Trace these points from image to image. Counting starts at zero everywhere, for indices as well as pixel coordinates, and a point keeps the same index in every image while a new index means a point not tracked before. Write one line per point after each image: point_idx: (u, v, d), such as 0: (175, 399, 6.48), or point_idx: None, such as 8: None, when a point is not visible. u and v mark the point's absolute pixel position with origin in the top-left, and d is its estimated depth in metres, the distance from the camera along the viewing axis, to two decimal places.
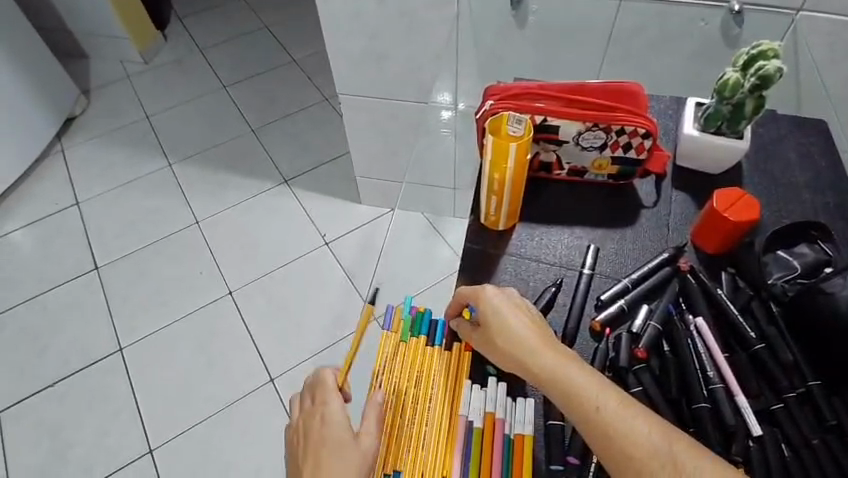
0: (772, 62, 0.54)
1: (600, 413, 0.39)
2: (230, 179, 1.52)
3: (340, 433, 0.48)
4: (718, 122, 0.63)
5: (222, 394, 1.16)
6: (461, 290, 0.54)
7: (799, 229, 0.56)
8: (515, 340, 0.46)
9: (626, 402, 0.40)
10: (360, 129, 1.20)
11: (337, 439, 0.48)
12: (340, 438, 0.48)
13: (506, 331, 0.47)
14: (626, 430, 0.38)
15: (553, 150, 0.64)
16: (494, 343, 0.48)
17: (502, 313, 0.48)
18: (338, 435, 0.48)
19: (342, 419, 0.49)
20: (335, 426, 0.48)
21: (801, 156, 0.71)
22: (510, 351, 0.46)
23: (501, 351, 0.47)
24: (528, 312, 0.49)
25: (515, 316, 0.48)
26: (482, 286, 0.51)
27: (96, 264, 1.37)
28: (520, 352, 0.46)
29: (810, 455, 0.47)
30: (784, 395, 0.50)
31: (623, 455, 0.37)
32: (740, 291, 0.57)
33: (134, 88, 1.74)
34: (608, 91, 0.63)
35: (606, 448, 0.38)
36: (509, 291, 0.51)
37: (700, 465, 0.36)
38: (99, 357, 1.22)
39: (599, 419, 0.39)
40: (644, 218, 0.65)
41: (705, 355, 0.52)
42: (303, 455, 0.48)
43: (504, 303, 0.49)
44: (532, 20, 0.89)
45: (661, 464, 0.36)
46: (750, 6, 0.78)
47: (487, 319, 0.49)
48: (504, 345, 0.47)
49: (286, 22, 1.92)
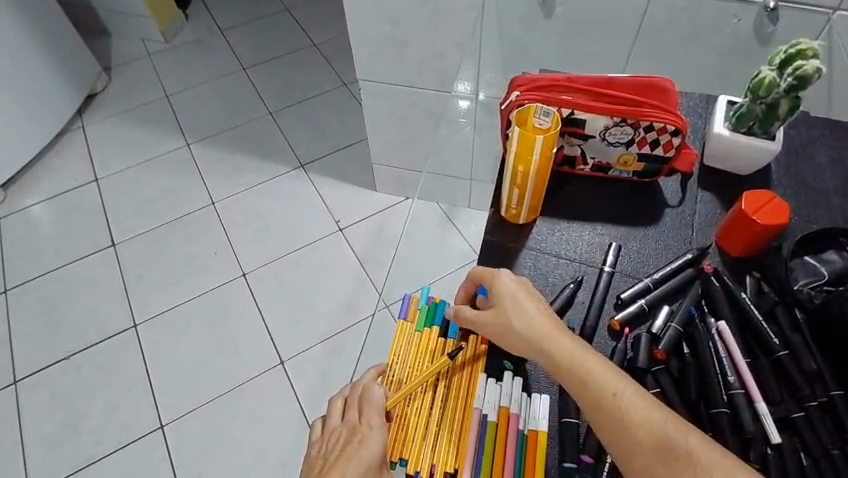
0: (810, 62, 0.52)
1: (613, 404, 0.39)
2: (247, 161, 1.52)
3: (372, 458, 0.47)
4: (749, 122, 0.62)
5: (233, 374, 1.17)
6: (474, 272, 0.52)
7: (827, 236, 0.55)
8: (527, 326, 0.46)
9: (641, 394, 0.39)
10: (378, 117, 1.20)
11: (368, 465, 0.47)
12: (372, 463, 0.47)
13: (517, 316, 0.46)
14: (641, 424, 0.38)
15: (578, 144, 0.63)
16: (502, 328, 0.47)
17: (516, 305, 0.47)
18: (368, 459, 0.47)
19: (378, 451, 0.48)
20: (369, 453, 0.47)
21: (832, 160, 0.69)
22: (522, 337, 0.46)
23: (511, 336, 0.47)
24: (542, 302, 0.48)
25: (529, 308, 0.47)
26: (494, 276, 0.50)
27: (114, 241, 1.38)
28: (531, 338, 0.45)
29: (830, 465, 0.46)
30: (805, 403, 0.49)
31: (635, 449, 0.37)
32: (764, 295, 0.56)
33: (155, 67, 1.75)
34: (638, 87, 0.62)
35: (618, 439, 0.38)
36: (522, 280, 0.49)
37: (719, 461, 0.35)
38: (114, 333, 1.23)
39: (613, 411, 0.39)
40: (668, 217, 0.64)
41: (726, 358, 0.51)
42: (333, 468, 0.48)
43: (518, 294, 0.48)
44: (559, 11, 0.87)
45: (675, 458, 0.36)
46: (785, 4, 0.75)
47: (499, 302, 0.48)
48: (514, 331, 0.46)
49: (306, 6, 1.91)
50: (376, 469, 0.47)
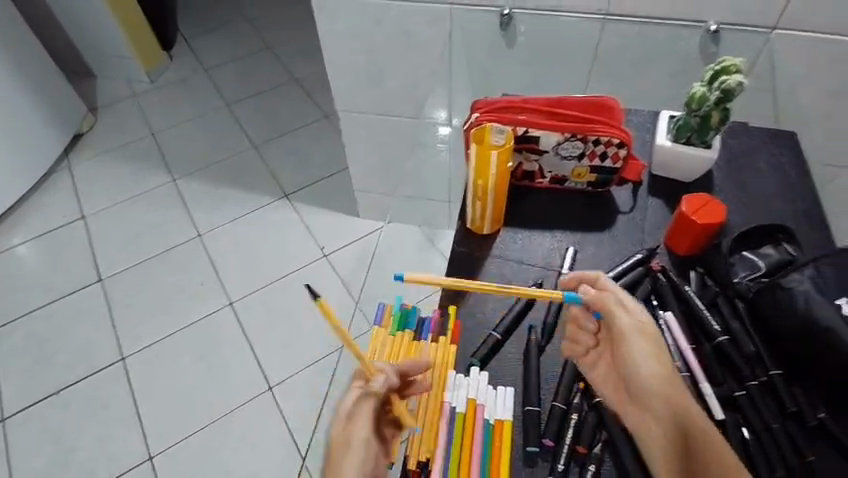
0: (734, 77, 0.59)
1: (667, 435, 0.44)
2: (232, 194, 1.57)
3: (347, 430, 0.46)
4: (688, 133, 0.68)
5: (223, 401, 1.19)
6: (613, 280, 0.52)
7: (768, 233, 0.62)
8: (648, 336, 0.48)
9: (707, 438, 0.42)
10: (358, 144, 1.25)
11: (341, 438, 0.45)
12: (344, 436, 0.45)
13: (650, 332, 0.48)
14: (688, 425, 0.43)
15: (535, 159, 0.69)
16: (621, 329, 0.49)
17: (621, 331, 0.48)
18: (343, 432, 0.46)
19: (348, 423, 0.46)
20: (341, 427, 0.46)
21: (771, 167, 0.76)
22: (638, 345, 0.47)
23: (627, 335, 0.48)
24: (651, 334, 0.48)
25: (637, 339, 0.48)
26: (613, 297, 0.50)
27: (101, 276, 1.41)
28: (647, 349, 0.47)
29: (770, 438, 0.51)
30: (746, 383, 0.54)
31: (668, 440, 0.44)
32: (707, 287, 0.61)
33: (140, 106, 1.80)
34: (586, 105, 0.68)
35: (657, 430, 0.45)
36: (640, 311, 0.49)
37: None
38: (102, 366, 1.25)
39: (665, 442, 0.44)
40: (621, 222, 0.69)
41: (673, 347, 0.56)
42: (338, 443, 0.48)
43: (627, 324, 0.48)
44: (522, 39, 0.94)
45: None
46: (726, 26, 0.84)
47: (632, 321, 0.49)
48: (636, 339, 0.48)
49: (288, 43, 1.99)
50: (349, 443, 0.45)
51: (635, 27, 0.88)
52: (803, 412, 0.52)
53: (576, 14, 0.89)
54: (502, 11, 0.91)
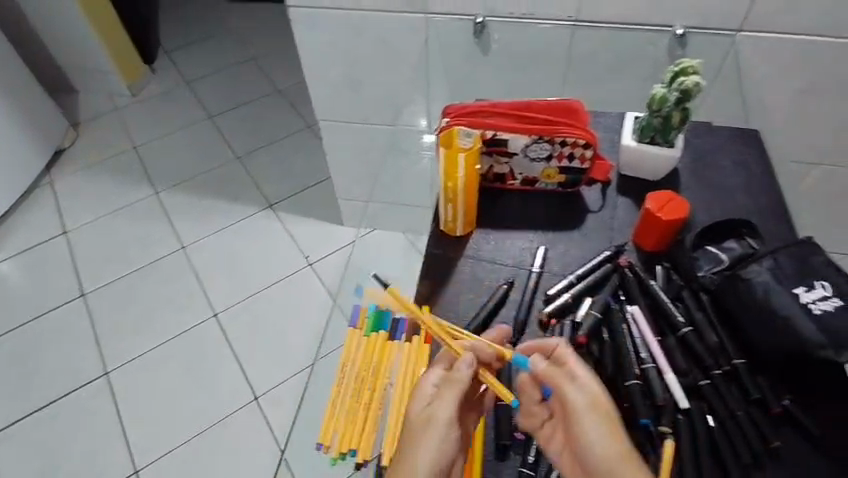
0: (691, 78, 0.62)
1: None
2: (216, 205, 1.57)
3: (426, 406, 0.46)
4: (651, 133, 0.70)
5: (209, 412, 1.19)
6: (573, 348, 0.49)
7: (732, 227, 0.64)
8: (600, 411, 0.44)
9: None
10: (339, 152, 1.27)
11: (423, 412, 0.46)
12: (426, 412, 0.46)
13: (605, 408, 0.44)
14: None
15: (505, 162, 0.71)
16: (574, 404, 0.45)
17: (573, 405, 0.45)
18: (422, 407, 0.46)
19: (424, 401, 0.47)
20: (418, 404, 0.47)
21: (736, 164, 0.78)
22: (591, 422, 0.43)
23: (579, 411, 0.44)
24: (604, 408, 0.44)
25: (589, 416, 0.44)
26: (564, 370, 0.47)
27: (84, 291, 1.40)
28: (602, 428, 0.43)
29: (735, 425, 0.52)
30: (710, 373, 0.55)
31: None
32: (672, 281, 0.63)
33: (123, 120, 1.80)
34: (552, 108, 0.70)
35: None
36: (593, 381, 0.46)
37: None
38: (86, 380, 1.24)
39: None
40: (590, 221, 0.71)
41: (639, 339, 0.57)
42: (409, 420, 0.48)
43: (578, 398, 0.45)
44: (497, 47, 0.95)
45: None
46: (693, 30, 0.87)
47: (585, 395, 0.45)
48: (588, 415, 0.44)
49: (271, 54, 2.01)
50: (430, 419, 0.45)
51: (606, 30, 0.90)
52: (767, 399, 0.53)
53: (548, 20, 0.91)
54: (474, 20, 0.93)
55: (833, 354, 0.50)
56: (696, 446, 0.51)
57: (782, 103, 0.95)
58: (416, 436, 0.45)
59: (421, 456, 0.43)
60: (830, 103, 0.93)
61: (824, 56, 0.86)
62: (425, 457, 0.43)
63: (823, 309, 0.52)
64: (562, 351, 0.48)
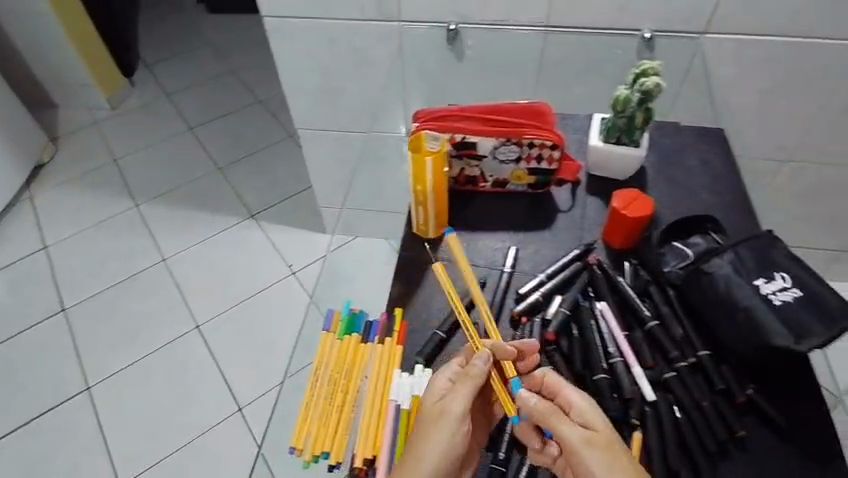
0: (651, 78, 0.63)
1: None
2: (197, 216, 1.57)
3: (436, 402, 0.50)
4: (617, 133, 0.72)
5: (192, 424, 1.18)
6: (557, 379, 0.51)
7: (698, 223, 0.65)
8: (597, 444, 0.46)
9: None
10: (319, 161, 1.27)
11: (433, 406, 0.50)
12: (436, 407, 0.50)
13: (602, 438, 0.46)
14: None
15: (475, 165, 0.72)
16: (571, 443, 0.46)
17: (572, 446, 0.46)
18: (432, 403, 0.50)
19: (435, 397, 0.51)
20: (430, 401, 0.50)
21: (702, 162, 0.80)
22: (591, 458, 0.45)
23: (578, 450, 0.46)
24: (599, 440, 0.46)
25: (589, 452, 0.45)
26: (552, 412, 0.48)
27: (65, 306, 1.39)
28: (603, 461, 0.45)
29: (700, 415, 0.53)
30: (676, 365, 0.56)
31: None
32: (639, 277, 0.64)
33: (102, 133, 1.79)
34: (520, 110, 0.72)
35: None
36: (583, 414, 0.48)
37: None
38: (68, 396, 1.23)
39: None
40: (561, 220, 0.73)
41: (607, 335, 0.59)
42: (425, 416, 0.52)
43: (575, 438, 0.46)
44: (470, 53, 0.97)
45: None
46: (659, 34, 0.89)
47: (581, 432, 0.46)
48: (587, 451, 0.45)
49: (251, 65, 2.01)
50: (439, 414, 0.49)
51: (575, 35, 0.92)
52: (731, 389, 0.55)
53: (520, 26, 0.93)
54: (447, 27, 0.94)
55: (793, 342, 0.51)
56: (663, 437, 0.52)
57: (749, 103, 0.97)
58: (428, 425, 0.49)
59: (430, 444, 0.48)
60: (795, 102, 0.95)
61: (787, 56, 0.88)
62: (434, 446, 0.47)
63: (783, 300, 0.54)
64: (551, 382, 0.51)
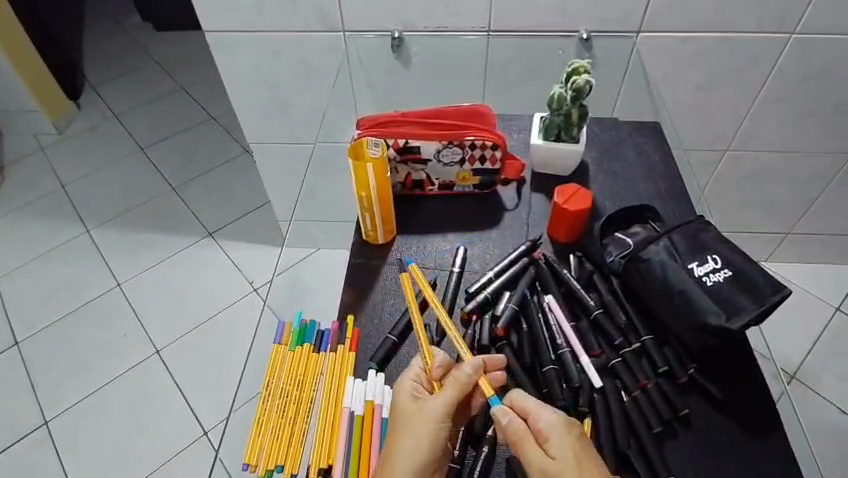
0: (582, 76, 0.66)
1: None
2: (153, 237, 1.53)
3: (411, 405, 0.50)
4: (556, 130, 0.74)
5: (156, 452, 1.15)
6: (525, 400, 0.49)
7: (638, 213, 0.67)
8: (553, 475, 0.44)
9: None
10: (274, 174, 1.26)
11: (410, 412, 0.49)
12: (412, 410, 0.49)
13: (560, 469, 0.44)
14: None
15: (421, 169, 0.73)
16: (532, 471, 0.45)
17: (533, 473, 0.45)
18: (408, 406, 0.49)
19: (409, 402, 0.50)
20: (405, 406, 0.50)
21: (639, 154, 0.83)
22: None
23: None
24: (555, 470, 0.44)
25: None
26: (518, 436, 0.47)
27: (16, 340, 1.33)
28: None
29: (645, 397, 0.56)
30: (621, 350, 0.59)
31: None
32: (583, 268, 0.66)
33: (49, 159, 1.73)
34: (461, 114, 0.74)
35: None
36: (551, 436, 0.46)
37: None
38: (23, 434, 1.18)
39: None
40: (507, 218, 0.74)
41: (555, 326, 0.60)
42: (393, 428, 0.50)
43: (535, 466, 0.45)
44: (416, 60, 0.97)
45: None
46: (595, 34, 0.91)
47: (541, 461, 0.45)
48: None
49: (201, 82, 1.98)
50: (419, 415, 0.48)
51: (517, 39, 0.93)
52: (673, 370, 0.57)
53: (462, 31, 0.94)
54: (392, 34, 0.94)
55: (725, 320, 0.54)
56: (611, 423, 0.54)
57: (686, 96, 1.01)
58: (405, 424, 0.48)
59: (405, 443, 0.47)
60: (728, 94, 0.99)
61: (717, 50, 0.92)
62: (410, 445, 0.47)
63: (715, 281, 0.56)
64: (520, 403, 0.49)
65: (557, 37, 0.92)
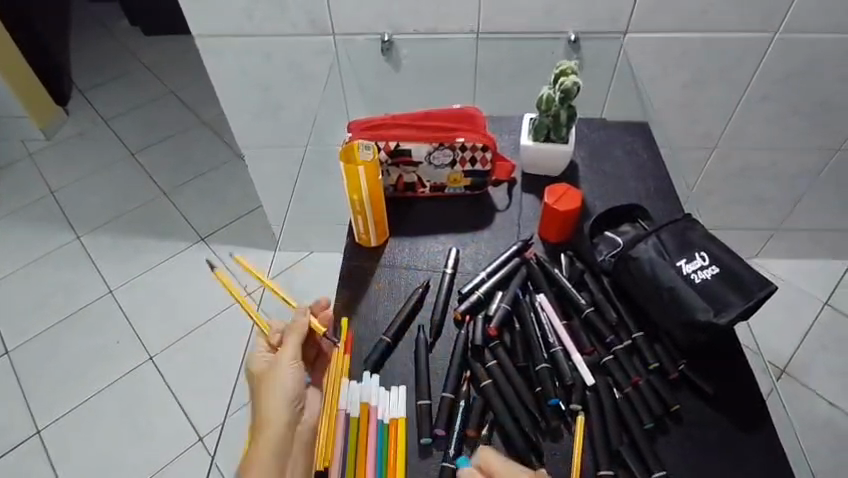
0: (569, 78, 0.67)
1: None
2: (145, 242, 1.53)
3: (274, 387, 0.62)
4: (546, 132, 0.74)
5: (150, 460, 1.14)
6: (489, 456, 0.50)
7: (627, 212, 0.68)
8: None
9: None
10: (266, 178, 1.26)
11: (274, 394, 0.61)
12: (276, 391, 0.62)
13: None
14: None
15: (413, 171, 0.73)
16: None
17: None
18: (273, 389, 0.62)
19: (270, 383, 0.62)
20: (269, 389, 0.62)
21: (628, 153, 0.84)
22: None
23: None
24: None
25: None
26: None
27: (7, 349, 1.32)
28: None
29: (636, 393, 0.57)
30: (612, 348, 0.59)
31: None
32: (575, 267, 0.67)
33: (37, 165, 1.72)
34: (452, 116, 0.75)
35: None
36: None
37: None
38: (15, 443, 1.17)
39: None
40: (499, 219, 0.75)
41: (548, 325, 0.61)
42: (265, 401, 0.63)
43: None
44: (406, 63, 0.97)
45: None
46: (584, 35, 0.92)
47: None
48: None
49: (192, 86, 1.97)
50: (279, 396, 0.61)
51: (507, 41, 0.94)
52: (664, 366, 0.58)
53: (452, 34, 0.95)
54: (381, 37, 0.95)
55: (713, 316, 0.55)
56: (603, 420, 0.55)
57: (674, 96, 1.02)
58: (265, 402, 0.62)
59: (267, 420, 0.61)
60: (714, 92, 1.00)
61: (702, 50, 0.93)
62: (268, 412, 0.61)
63: (703, 278, 0.57)
64: (484, 461, 0.51)
65: (546, 39, 0.93)
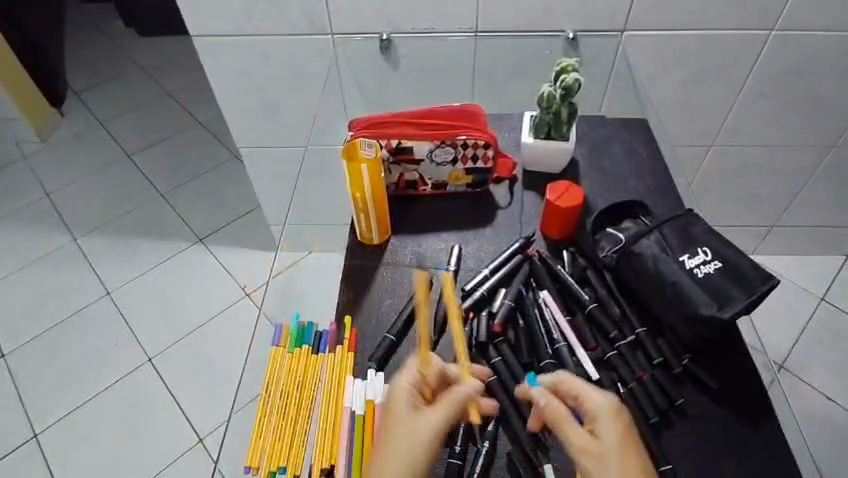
0: (570, 75, 0.67)
1: None
2: (142, 244, 1.52)
3: (408, 414, 0.48)
4: (546, 129, 0.74)
5: (149, 462, 1.14)
6: (575, 384, 0.50)
7: (628, 208, 0.68)
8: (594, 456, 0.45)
9: None
10: (265, 179, 1.26)
11: (407, 422, 0.47)
12: (411, 420, 0.48)
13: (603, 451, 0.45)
14: None
15: (414, 169, 0.73)
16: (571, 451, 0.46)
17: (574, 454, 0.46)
18: (405, 414, 0.48)
19: (405, 408, 0.49)
20: (400, 413, 0.48)
21: (628, 150, 0.85)
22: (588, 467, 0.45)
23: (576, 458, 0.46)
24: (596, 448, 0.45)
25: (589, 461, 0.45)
26: (561, 414, 0.48)
27: (3, 353, 1.31)
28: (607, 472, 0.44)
29: (641, 388, 0.57)
30: (616, 343, 0.60)
31: None
32: (577, 263, 0.67)
33: (32, 167, 1.71)
34: (452, 113, 0.75)
35: None
36: (597, 416, 0.47)
37: None
38: (13, 447, 1.16)
39: None
40: (501, 217, 0.75)
41: (552, 321, 0.61)
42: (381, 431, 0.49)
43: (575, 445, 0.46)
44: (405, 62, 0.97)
45: None
46: (582, 33, 0.92)
47: (582, 440, 0.46)
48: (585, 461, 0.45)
49: (188, 88, 1.96)
50: (415, 428, 0.47)
51: (506, 39, 0.94)
52: (668, 361, 0.58)
53: (450, 33, 0.95)
54: (380, 36, 0.95)
55: (716, 310, 0.55)
56: None
57: (671, 94, 1.02)
58: (393, 434, 0.47)
59: (394, 456, 0.46)
60: (711, 90, 1.01)
61: (700, 48, 0.94)
62: (402, 458, 0.46)
63: (706, 272, 0.57)
64: (567, 386, 0.50)
65: (544, 37, 0.93)
